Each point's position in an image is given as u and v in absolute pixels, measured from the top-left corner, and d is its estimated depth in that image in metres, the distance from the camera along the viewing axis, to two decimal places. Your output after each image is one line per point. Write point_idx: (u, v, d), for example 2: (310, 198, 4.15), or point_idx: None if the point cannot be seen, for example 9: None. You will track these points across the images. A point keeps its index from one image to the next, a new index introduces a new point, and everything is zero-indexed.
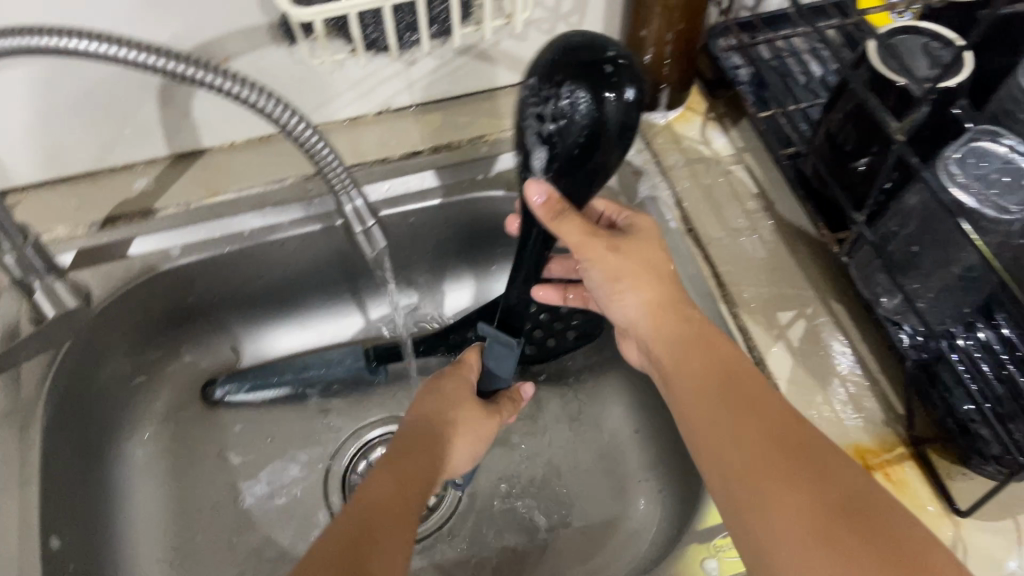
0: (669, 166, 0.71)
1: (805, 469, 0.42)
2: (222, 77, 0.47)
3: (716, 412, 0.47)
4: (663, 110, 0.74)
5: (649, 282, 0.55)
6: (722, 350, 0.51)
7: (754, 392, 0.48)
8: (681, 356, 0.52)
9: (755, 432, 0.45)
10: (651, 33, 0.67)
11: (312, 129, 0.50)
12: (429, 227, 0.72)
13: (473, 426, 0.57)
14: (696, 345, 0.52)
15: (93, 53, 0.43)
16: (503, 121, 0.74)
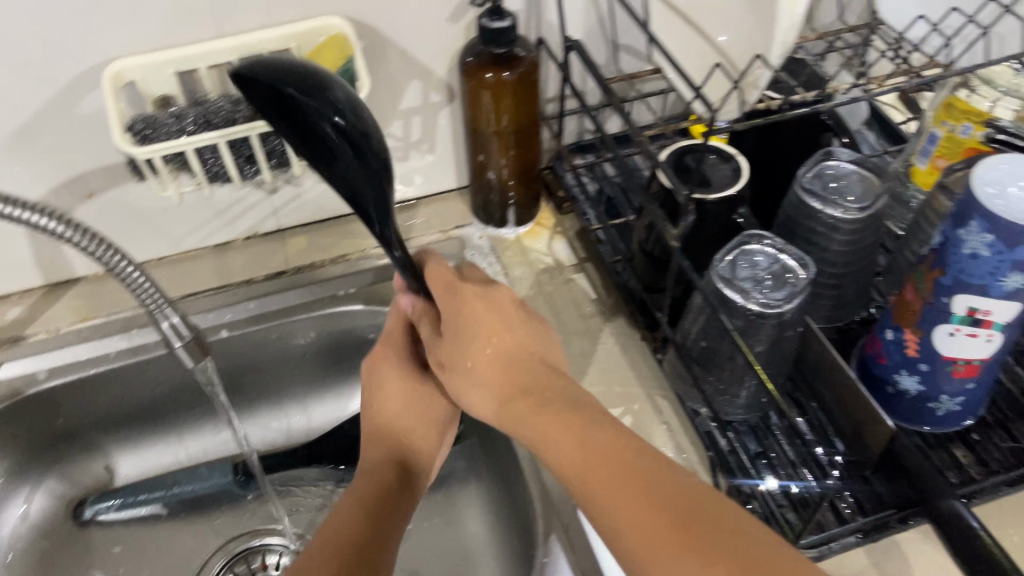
0: (515, 277, 0.76)
1: (697, 540, 0.38)
2: (56, 223, 0.50)
3: (621, 495, 0.41)
4: (512, 226, 0.80)
5: (483, 355, 0.50)
6: (600, 448, 0.43)
7: (623, 460, 0.43)
8: (549, 440, 0.45)
9: (650, 531, 0.40)
10: (489, 157, 0.75)
11: (138, 270, 0.55)
12: (294, 342, 0.76)
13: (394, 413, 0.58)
14: (530, 414, 0.47)
15: None
16: (364, 241, 0.79)
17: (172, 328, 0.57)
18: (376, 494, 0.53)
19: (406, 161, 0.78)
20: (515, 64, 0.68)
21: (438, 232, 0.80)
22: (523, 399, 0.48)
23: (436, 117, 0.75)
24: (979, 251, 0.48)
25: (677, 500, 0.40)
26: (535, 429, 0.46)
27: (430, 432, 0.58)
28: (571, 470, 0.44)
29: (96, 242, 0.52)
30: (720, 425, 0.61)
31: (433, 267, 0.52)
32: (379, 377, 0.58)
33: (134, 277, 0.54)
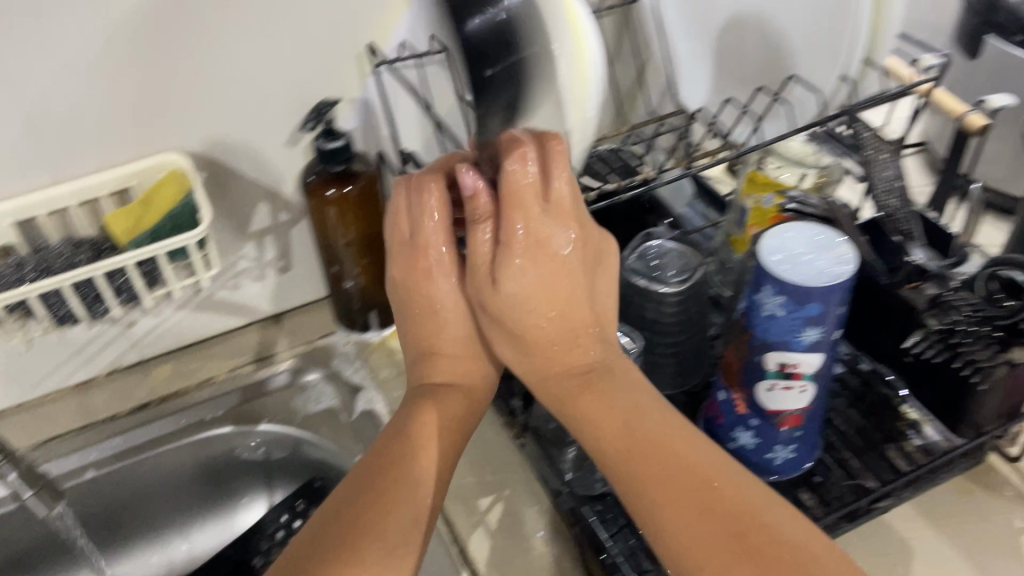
0: (382, 378, 0.77)
1: (723, 508, 0.43)
2: None
3: (660, 472, 0.45)
4: (376, 328, 0.82)
5: (540, 322, 0.51)
6: (636, 424, 0.48)
7: (644, 423, 0.47)
8: (590, 420, 0.49)
9: (685, 511, 0.43)
10: (342, 268, 0.77)
11: None
12: (164, 472, 0.75)
13: (449, 330, 0.56)
14: (575, 391, 0.50)
15: None
16: (230, 362, 0.80)
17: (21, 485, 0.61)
18: (424, 421, 0.51)
19: (263, 279, 0.80)
20: (355, 178, 0.72)
21: (304, 343, 0.82)
22: (584, 382, 0.50)
23: (288, 235, 0.78)
24: (776, 311, 0.54)
25: (709, 469, 0.44)
26: (581, 409, 0.50)
27: (452, 368, 0.56)
28: (607, 450, 0.48)
29: None
30: (573, 499, 0.63)
31: (517, 142, 0.49)
32: (421, 287, 0.55)
33: None
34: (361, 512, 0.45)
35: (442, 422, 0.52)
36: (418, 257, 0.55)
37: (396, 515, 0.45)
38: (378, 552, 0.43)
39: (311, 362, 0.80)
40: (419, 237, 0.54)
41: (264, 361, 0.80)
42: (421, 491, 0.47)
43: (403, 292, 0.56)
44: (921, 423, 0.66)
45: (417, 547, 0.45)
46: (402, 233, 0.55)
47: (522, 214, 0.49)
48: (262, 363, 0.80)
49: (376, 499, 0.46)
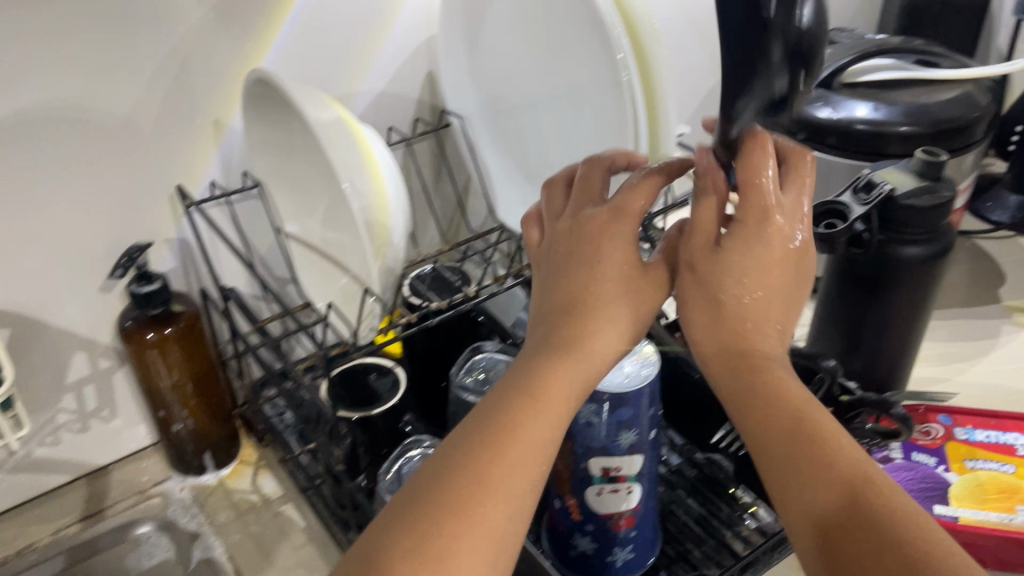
0: (221, 522, 0.74)
1: (851, 523, 0.39)
2: None
3: (813, 487, 0.41)
4: (213, 469, 0.79)
5: (746, 299, 0.46)
6: (822, 423, 0.43)
7: (813, 411, 0.44)
8: (762, 427, 0.44)
9: (833, 524, 0.40)
10: (170, 412, 0.75)
11: None
12: None
13: (589, 279, 0.46)
14: (750, 378, 0.45)
15: None
16: (52, 524, 0.74)
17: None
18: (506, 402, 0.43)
19: (87, 430, 0.76)
20: (175, 319, 0.70)
21: (136, 493, 0.77)
22: (740, 364, 0.45)
23: (111, 382, 0.75)
24: (592, 419, 0.55)
25: (856, 477, 0.41)
26: (759, 402, 0.44)
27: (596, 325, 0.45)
28: (769, 447, 0.43)
29: None
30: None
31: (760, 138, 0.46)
32: (577, 251, 0.47)
33: None
34: (466, 495, 0.39)
35: (539, 397, 0.43)
36: (593, 220, 0.48)
37: (509, 475, 0.40)
38: (484, 559, 0.38)
39: (144, 513, 0.76)
40: (622, 200, 0.48)
41: (92, 517, 0.75)
42: (522, 477, 0.41)
43: (569, 245, 0.48)
44: (754, 506, 0.68)
45: (504, 538, 0.39)
46: (552, 227, 0.51)
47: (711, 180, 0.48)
48: (89, 520, 0.75)
49: (469, 474, 0.40)
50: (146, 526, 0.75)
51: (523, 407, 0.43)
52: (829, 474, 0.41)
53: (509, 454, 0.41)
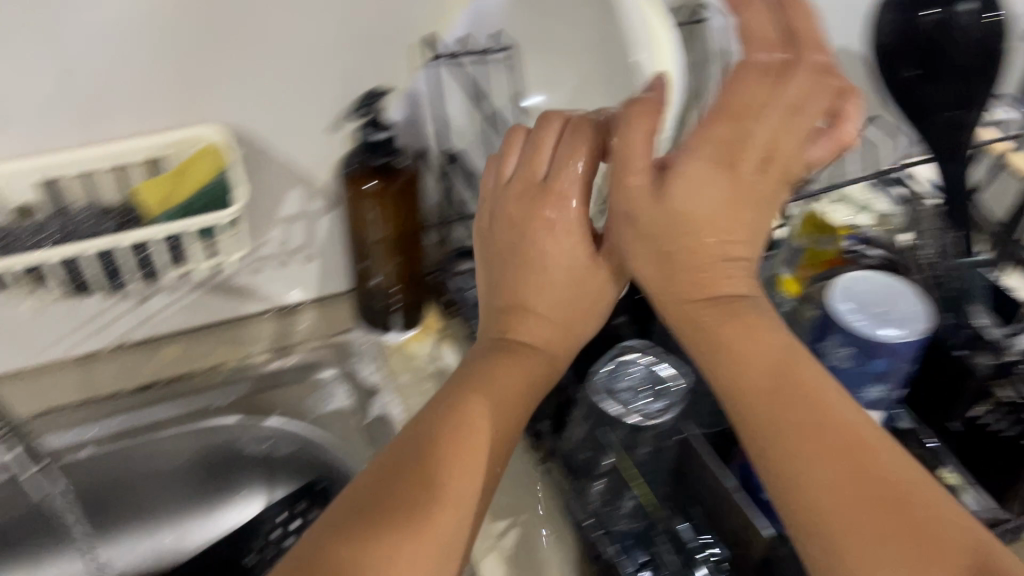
0: (400, 384, 0.74)
1: (848, 455, 0.36)
2: None
3: (793, 427, 0.38)
4: (398, 330, 0.79)
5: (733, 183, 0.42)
6: (786, 376, 0.40)
7: (804, 364, 0.41)
8: (718, 341, 0.42)
9: (822, 459, 0.36)
10: (372, 263, 0.75)
11: None
12: (161, 456, 0.71)
13: (525, 273, 0.49)
14: (709, 323, 0.43)
15: None
16: (242, 349, 0.77)
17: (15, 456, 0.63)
18: (477, 378, 0.46)
19: (287, 267, 0.77)
20: (397, 174, 0.69)
21: (322, 338, 0.79)
22: (704, 276, 0.43)
23: (317, 224, 0.75)
24: (839, 363, 0.50)
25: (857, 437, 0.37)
26: (715, 313, 0.43)
27: (533, 319, 0.49)
28: (753, 377, 0.40)
29: None
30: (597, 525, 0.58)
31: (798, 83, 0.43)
32: (526, 247, 0.49)
33: None
34: (415, 471, 0.40)
35: (475, 385, 0.45)
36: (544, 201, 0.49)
37: (452, 483, 0.40)
38: (437, 557, 0.38)
39: (328, 358, 0.78)
40: (554, 177, 0.48)
41: (279, 352, 0.77)
42: (479, 458, 0.42)
43: (503, 252, 0.50)
44: None
45: (461, 535, 0.39)
46: (502, 191, 0.51)
47: (833, 80, 0.44)
48: (276, 354, 0.77)
49: (400, 473, 0.40)
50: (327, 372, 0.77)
51: (484, 394, 0.45)
52: (772, 358, 0.41)
53: (484, 423, 0.43)
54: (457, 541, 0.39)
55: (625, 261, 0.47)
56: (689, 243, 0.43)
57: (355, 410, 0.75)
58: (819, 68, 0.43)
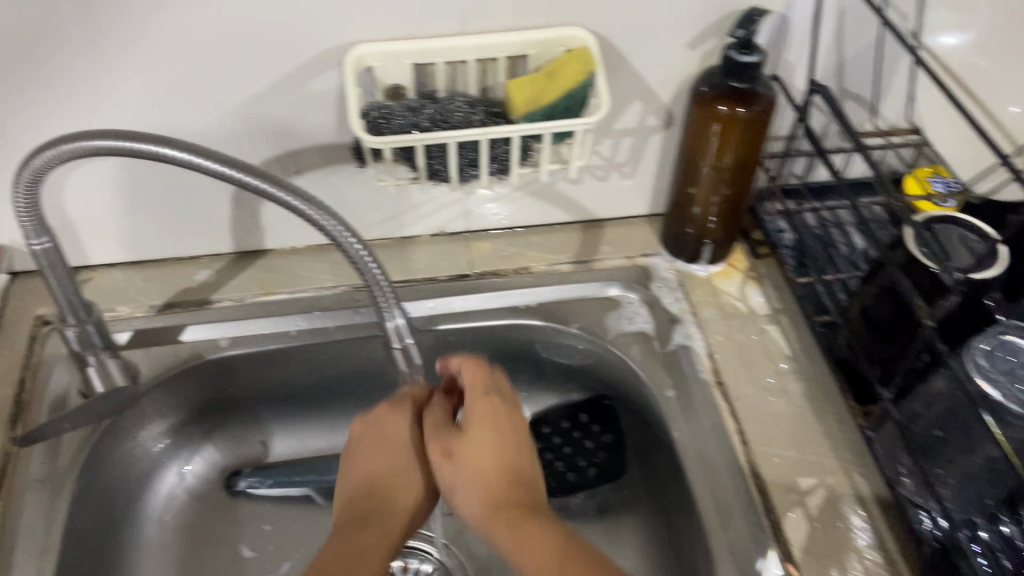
0: (706, 317, 0.72)
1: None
2: (292, 195, 0.52)
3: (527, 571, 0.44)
4: (705, 263, 0.75)
5: (478, 459, 0.52)
6: (531, 537, 0.46)
7: (543, 546, 0.46)
8: (514, 549, 0.47)
9: None
10: (698, 191, 0.71)
11: (363, 246, 0.55)
12: (465, 346, 0.74)
13: (435, 440, 0.55)
14: (507, 533, 0.48)
15: (245, 183, 0.51)
16: (549, 256, 0.76)
17: (395, 327, 0.60)
18: (354, 528, 0.53)
19: (606, 180, 0.75)
20: (755, 102, 0.64)
21: (624, 258, 0.76)
22: (510, 509, 0.49)
23: (646, 141, 0.72)
24: None
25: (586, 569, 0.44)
26: (503, 533, 0.48)
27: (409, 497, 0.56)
28: (545, 563, 0.44)
29: (314, 206, 0.53)
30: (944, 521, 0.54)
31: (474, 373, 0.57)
32: (399, 470, 0.57)
33: (347, 241, 0.55)
34: (332, 563, 0.49)
35: (370, 526, 0.53)
36: (437, 432, 0.55)
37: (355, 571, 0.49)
38: None
39: (631, 278, 0.75)
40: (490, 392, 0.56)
41: (584, 264, 0.75)
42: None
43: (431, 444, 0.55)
44: None
45: None
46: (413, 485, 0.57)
47: (516, 413, 0.55)
48: (581, 266, 0.75)
49: (352, 542, 0.51)
50: (616, 290, 0.74)
51: (342, 540, 0.51)
52: (506, 514, 0.49)
53: (354, 549, 0.51)
54: None
55: (452, 501, 0.54)
56: (442, 467, 0.54)
57: (659, 336, 0.71)
58: (510, 413, 0.55)
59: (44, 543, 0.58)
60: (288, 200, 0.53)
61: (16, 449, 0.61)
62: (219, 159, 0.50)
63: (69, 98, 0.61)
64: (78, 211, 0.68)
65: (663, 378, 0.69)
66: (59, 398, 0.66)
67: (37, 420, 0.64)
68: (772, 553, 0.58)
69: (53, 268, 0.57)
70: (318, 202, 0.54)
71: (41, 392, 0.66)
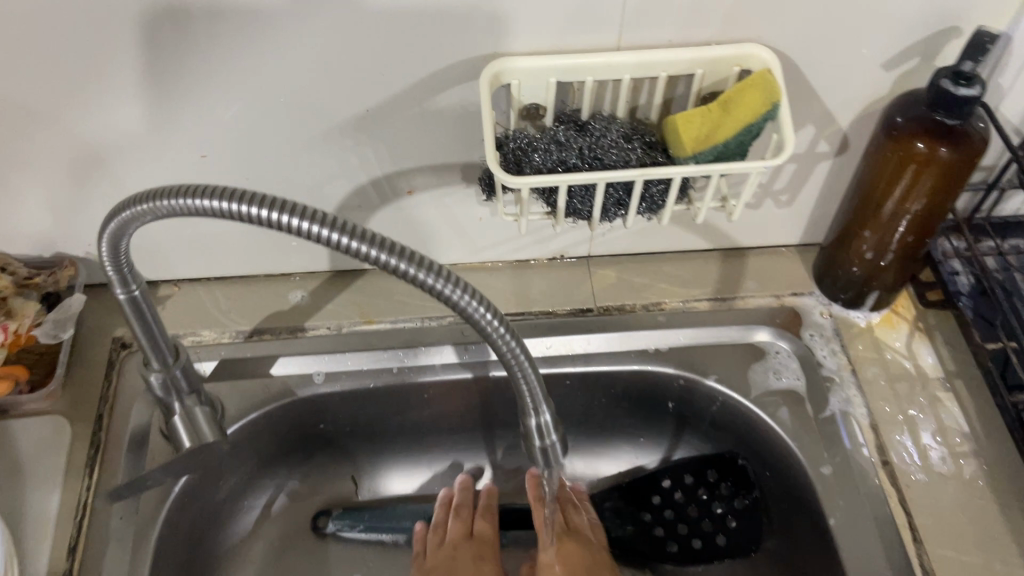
0: (868, 378, 0.62)
1: None
2: (426, 272, 0.41)
3: None
4: (866, 310, 0.65)
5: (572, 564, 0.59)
6: None
7: None
8: None
9: None
10: (874, 233, 0.61)
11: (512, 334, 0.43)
12: (585, 390, 0.65)
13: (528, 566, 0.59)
14: None
15: (372, 260, 0.40)
16: (684, 290, 0.67)
17: (538, 425, 0.47)
18: None
19: (757, 208, 0.65)
20: (963, 140, 0.53)
21: (772, 296, 0.67)
22: None
23: (813, 168, 0.62)
24: None
25: None
26: None
27: None
28: None
29: (457, 287, 0.41)
30: None
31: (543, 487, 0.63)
32: None
33: (497, 330, 0.43)
34: None
35: None
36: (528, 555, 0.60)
37: None
38: None
39: (778, 321, 0.65)
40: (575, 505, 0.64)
41: (723, 302, 0.66)
42: None
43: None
44: None
45: None
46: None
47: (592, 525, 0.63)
48: (720, 304, 0.66)
49: None
50: (764, 334, 0.65)
51: None
52: None
53: None
54: None
55: None
56: None
57: (812, 397, 0.62)
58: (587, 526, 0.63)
59: None
60: (421, 279, 0.41)
61: (92, 502, 0.55)
62: (330, 221, 0.39)
63: (156, 107, 0.52)
64: (161, 226, 0.60)
65: (818, 448, 0.60)
66: (137, 438, 0.59)
67: (116, 465, 0.57)
68: None
69: (137, 310, 0.48)
70: (460, 280, 0.42)
71: (119, 430, 0.59)
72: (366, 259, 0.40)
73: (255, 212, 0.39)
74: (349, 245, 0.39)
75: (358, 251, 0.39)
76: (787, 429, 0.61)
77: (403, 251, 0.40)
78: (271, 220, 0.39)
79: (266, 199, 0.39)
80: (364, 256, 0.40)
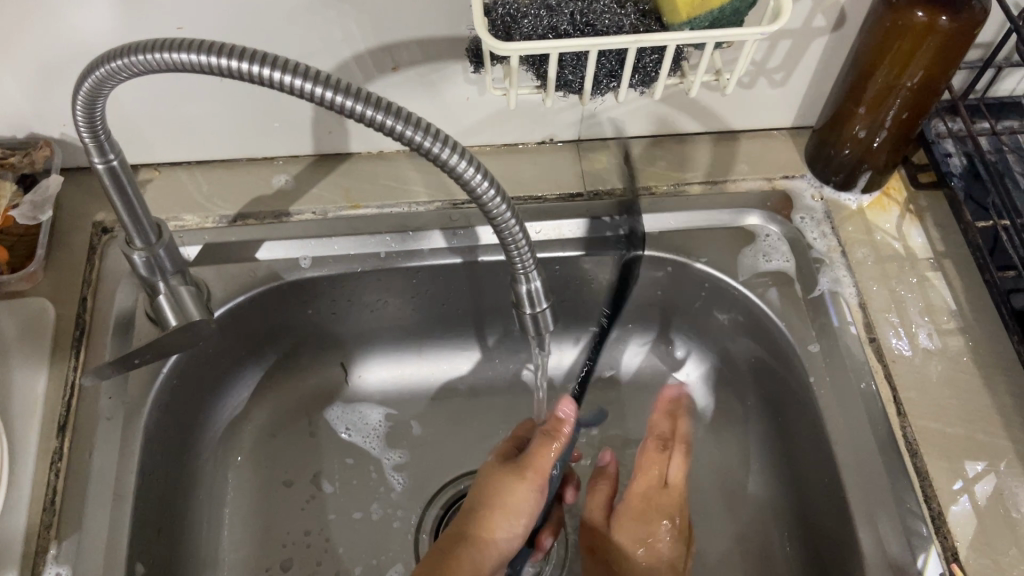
0: (858, 260, 0.63)
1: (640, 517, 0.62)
2: (408, 126, 0.39)
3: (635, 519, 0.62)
4: (857, 192, 0.65)
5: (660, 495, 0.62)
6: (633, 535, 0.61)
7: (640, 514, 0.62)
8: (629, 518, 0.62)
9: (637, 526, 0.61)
10: (869, 109, 0.59)
11: (500, 194, 0.43)
12: (574, 277, 0.65)
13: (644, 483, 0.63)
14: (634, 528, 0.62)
15: (352, 114, 0.39)
16: (675, 173, 0.66)
17: (526, 292, 0.48)
18: (499, 481, 0.57)
19: (751, 88, 0.64)
20: (962, 8, 0.51)
21: (763, 179, 0.66)
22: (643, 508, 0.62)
23: (810, 44, 0.60)
24: None
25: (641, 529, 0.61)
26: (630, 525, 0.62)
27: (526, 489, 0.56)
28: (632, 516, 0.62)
29: (441, 143, 0.40)
30: None
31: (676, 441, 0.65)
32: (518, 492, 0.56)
33: (484, 189, 0.42)
34: (489, 492, 0.56)
35: (506, 475, 0.57)
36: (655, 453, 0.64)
37: (502, 485, 0.57)
38: (491, 486, 0.57)
39: (770, 205, 0.65)
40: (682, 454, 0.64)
41: (714, 185, 0.66)
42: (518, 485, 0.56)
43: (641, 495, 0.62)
44: None
45: (499, 492, 0.56)
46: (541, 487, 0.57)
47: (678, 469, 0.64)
48: (711, 187, 0.66)
49: (512, 479, 0.57)
50: (755, 218, 0.65)
51: (493, 486, 0.57)
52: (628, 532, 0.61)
53: (498, 487, 0.57)
54: (492, 484, 0.57)
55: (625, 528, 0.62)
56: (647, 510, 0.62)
57: (802, 278, 0.62)
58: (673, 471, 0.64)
59: (118, 493, 0.52)
60: (404, 134, 0.40)
61: (79, 383, 0.55)
62: (308, 73, 0.38)
63: None
64: (135, 106, 0.58)
65: (806, 327, 0.60)
66: (123, 320, 0.58)
67: (102, 347, 0.57)
68: (933, 548, 0.51)
69: (117, 187, 0.47)
70: (445, 136, 0.41)
71: (104, 314, 0.58)
72: (347, 113, 0.39)
73: (228, 66, 0.37)
74: (327, 98, 0.38)
75: (337, 105, 0.38)
76: (776, 309, 0.61)
77: (393, 108, 0.39)
78: (249, 73, 0.37)
79: (242, 50, 0.37)
80: (344, 110, 0.38)
